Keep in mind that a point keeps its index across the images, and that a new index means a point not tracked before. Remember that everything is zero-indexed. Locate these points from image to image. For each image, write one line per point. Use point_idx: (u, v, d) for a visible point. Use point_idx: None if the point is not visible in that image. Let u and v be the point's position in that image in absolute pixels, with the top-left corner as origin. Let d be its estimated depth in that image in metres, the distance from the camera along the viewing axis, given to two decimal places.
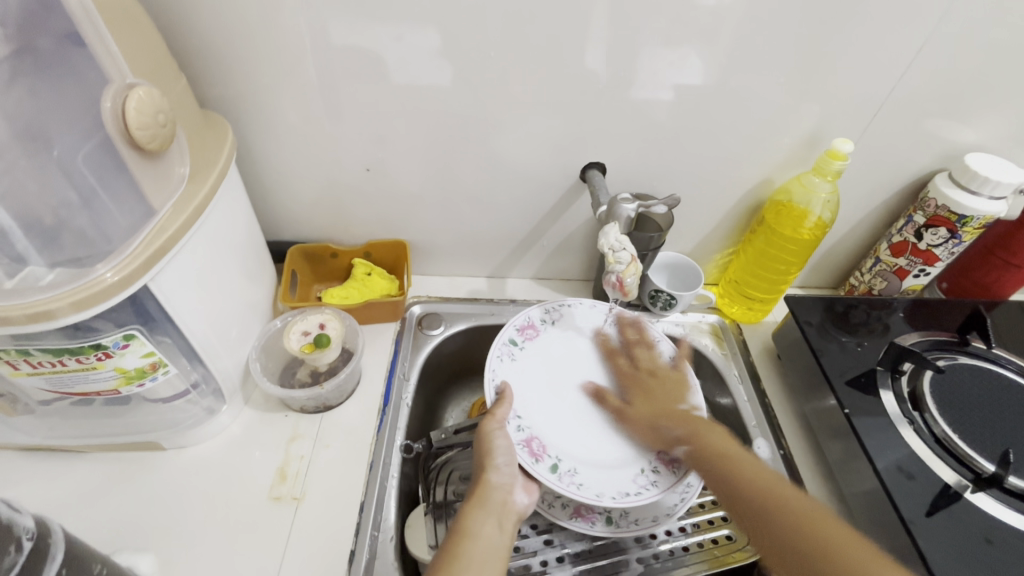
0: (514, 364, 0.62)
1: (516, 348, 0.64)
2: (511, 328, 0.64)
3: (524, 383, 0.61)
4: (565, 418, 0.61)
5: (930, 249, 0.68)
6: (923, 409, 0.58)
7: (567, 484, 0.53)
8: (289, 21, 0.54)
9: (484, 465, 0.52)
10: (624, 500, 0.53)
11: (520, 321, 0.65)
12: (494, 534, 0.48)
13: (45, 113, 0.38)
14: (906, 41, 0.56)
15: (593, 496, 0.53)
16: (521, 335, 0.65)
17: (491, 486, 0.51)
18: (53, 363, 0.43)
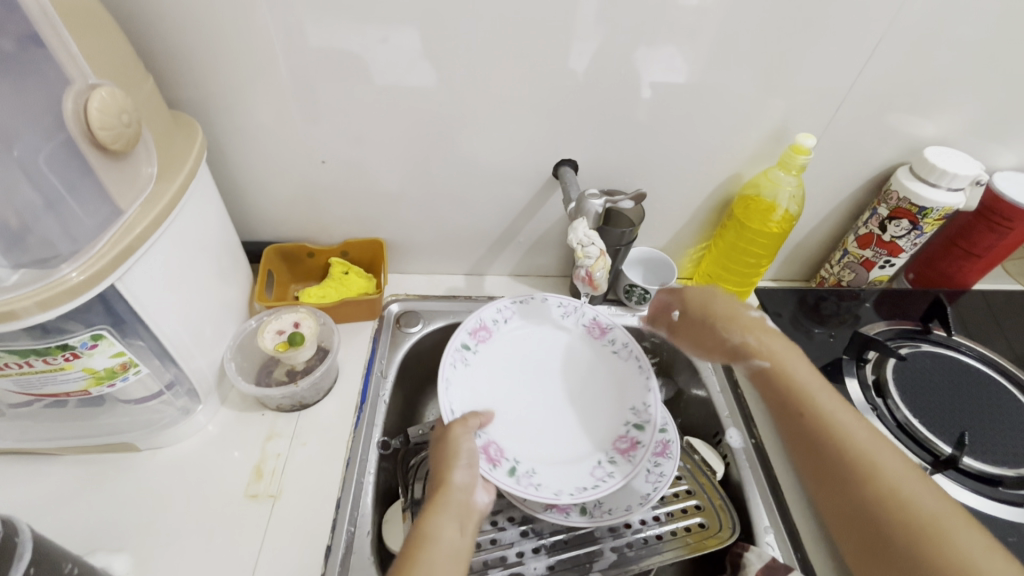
0: (466, 369, 0.63)
1: (469, 352, 0.64)
2: (463, 332, 0.65)
3: (478, 387, 0.63)
4: (525, 417, 0.64)
5: (894, 240, 0.70)
6: (886, 396, 0.59)
7: (526, 486, 0.56)
8: (260, 20, 0.54)
9: (445, 468, 0.53)
10: (582, 494, 0.57)
11: (471, 323, 0.66)
12: (454, 536, 0.47)
13: (9, 113, 0.37)
14: (867, 38, 0.58)
15: (551, 494, 0.56)
16: (473, 337, 0.65)
17: (452, 488, 0.51)
18: (20, 364, 0.43)
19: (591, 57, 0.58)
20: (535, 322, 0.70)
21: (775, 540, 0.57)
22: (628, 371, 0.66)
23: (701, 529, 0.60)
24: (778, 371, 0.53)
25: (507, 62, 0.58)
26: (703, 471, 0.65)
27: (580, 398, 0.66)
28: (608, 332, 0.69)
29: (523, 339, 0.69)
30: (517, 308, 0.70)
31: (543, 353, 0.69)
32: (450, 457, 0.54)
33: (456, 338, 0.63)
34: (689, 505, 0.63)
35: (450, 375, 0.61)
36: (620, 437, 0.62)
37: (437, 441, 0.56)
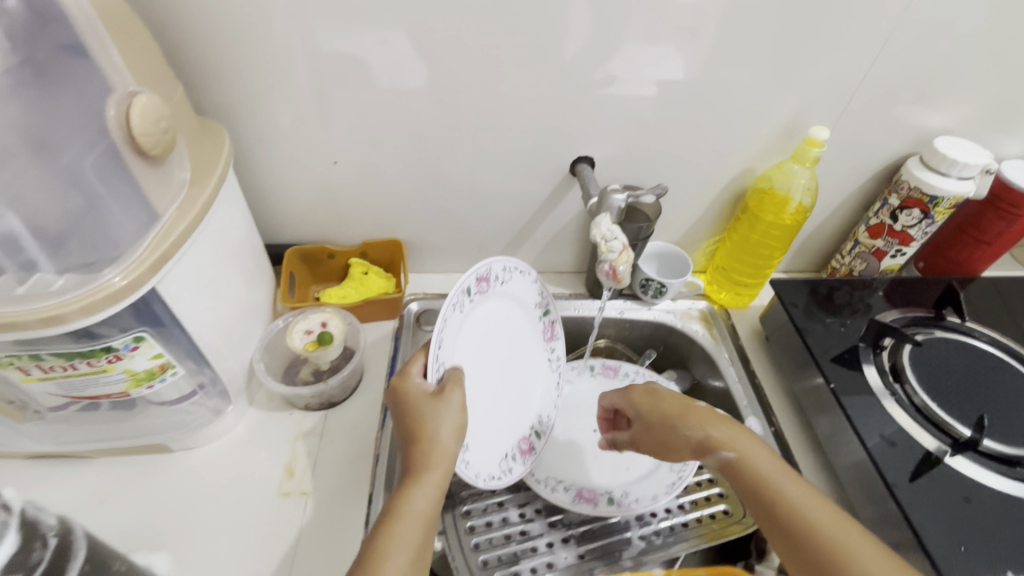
0: (457, 318, 0.55)
1: (466, 299, 0.56)
2: (473, 277, 0.56)
3: (459, 338, 0.55)
4: (477, 389, 0.58)
5: (905, 230, 0.71)
6: (904, 381, 0.61)
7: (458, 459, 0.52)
8: (284, 25, 0.55)
9: (423, 433, 0.48)
10: (491, 483, 0.56)
11: (482, 270, 0.57)
12: (435, 511, 0.47)
13: (53, 123, 0.38)
14: (876, 33, 0.59)
15: (473, 477, 0.54)
16: (477, 286, 0.57)
17: (433, 454, 0.48)
18: (64, 367, 0.44)
19: (607, 56, 0.59)
20: (517, 297, 0.64)
21: None
22: (547, 382, 0.69)
23: (726, 516, 0.61)
24: (744, 463, 0.49)
25: (524, 62, 0.59)
26: None
27: (511, 390, 0.64)
28: (554, 339, 0.70)
29: (503, 307, 0.62)
30: (515, 276, 0.63)
31: (507, 330, 0.63)
32: (442, 428, 0.48)
33: (467, 280, 0.54)
34: (712, 493, 0.63)
35: (447, 318, 0.52)
36: (524, 437, 0.64)
37: (428, 399, 0.50)
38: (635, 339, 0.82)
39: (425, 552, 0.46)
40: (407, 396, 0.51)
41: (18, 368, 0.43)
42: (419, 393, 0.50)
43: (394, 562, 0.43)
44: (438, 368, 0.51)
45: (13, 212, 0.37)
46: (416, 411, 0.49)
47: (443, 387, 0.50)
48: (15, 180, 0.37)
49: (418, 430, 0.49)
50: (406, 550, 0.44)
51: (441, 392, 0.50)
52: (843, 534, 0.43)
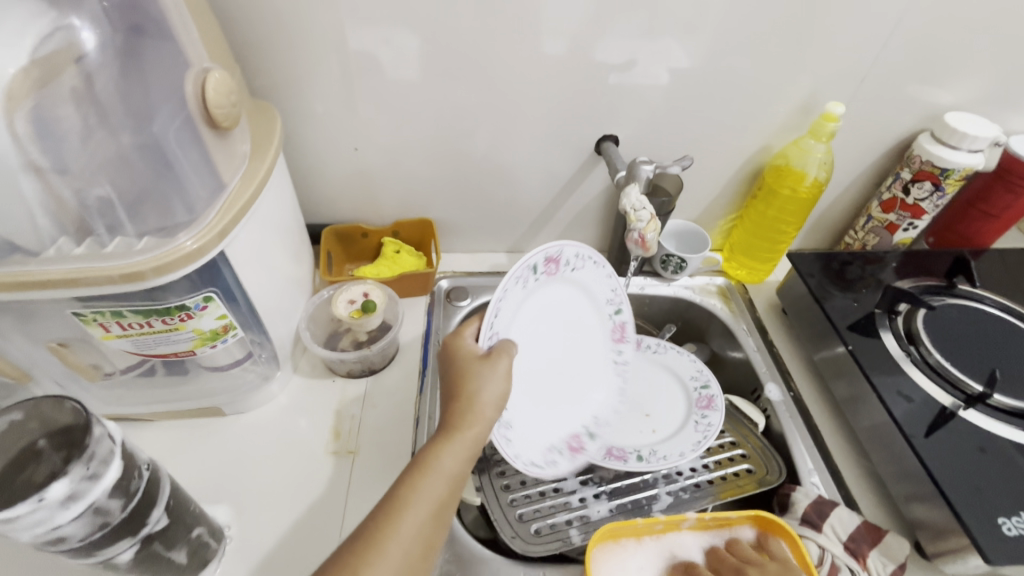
0: (519, 291, 0.58)
1: (532, 276, 0.58)
2: (542, 256, 0.58)
3: (517, 313, 0.58)
4: (529, 372, 0.61)
5: (917, 203, 0.74)
6: (918, 344, 0.64)
7: (500, 436, 0.55)
8: (329, 11, 0.58)
9: (465, 396, 0.50)
10: (531, 469, 0.58)
11: (552, 250, 0.59)
12: (461, 473, 0.49)
13: (143, 93, 0.42)
14: (887, 13, 0.62)
15: (512, 455, 0.56)
16: (545, 265, 0.59)
17: (470, 419, 0.50)
18: (141, 325, 0.47)
19: (633, 36, 0.62)
20: (587, 286, 0.66)
21: (820, 481, 0.61)
22: (608, 383, 0.70)
23: (749, 474, 0.64)
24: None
25: (554, 42, 0.62)
26: (747, 424, 0.70)
27: (566, 382, 0.66)
28: (625, 342, 0.70)
29: (567, 292, 0.64)
30: (588, 265, 0.64)
31: (572, 318, 0.65)
32: (483, 391, 0.51)
33: (534, 257, 0.56)
34: (735, 454, 0.67)
35: (509, 291, 0.55)
36: (575, 435, 0.65)
37: (476, 361, 0.52)
38: (655, 313, 0.85)
39: (444, 514, 0.47)
40: (456, 354, 0.53)
41: (99, 325, 0.47)
42: (468, 354, 0.53)
43: (414, 512, 0.45)
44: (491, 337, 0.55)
45: (107, 174, 0.41)
46: (461, 371, 0.52)
47: (492, 353, 0.53)
48: (109, 145, 0.41)
49: (461, 389, 0.51)
50: (426, 503, 0.46)
51: (490, 356, 0.53)
52: None
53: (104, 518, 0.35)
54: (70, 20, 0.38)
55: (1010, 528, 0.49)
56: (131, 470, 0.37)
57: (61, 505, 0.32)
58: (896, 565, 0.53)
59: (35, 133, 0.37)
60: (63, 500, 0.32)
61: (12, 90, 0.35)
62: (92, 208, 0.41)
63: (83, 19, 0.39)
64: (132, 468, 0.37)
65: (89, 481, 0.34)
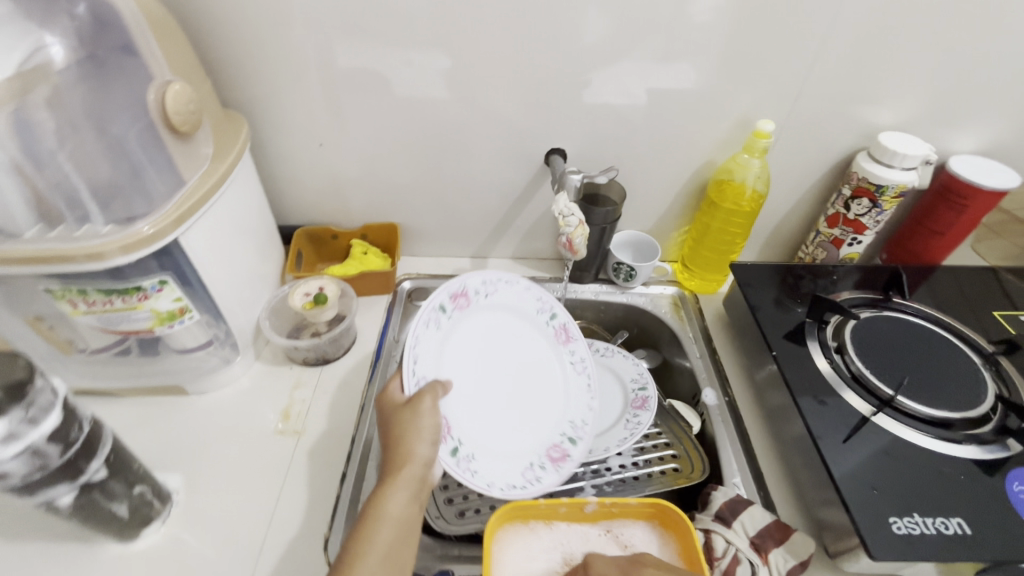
0: (434, 332, 0.62)
1: (442, 316, 0.63)
2: (446, 294, 0.63)
3: (442, 353, 0.62)
4: (476, 401, 0.64)
5: (858, 219, 0.76)
6: (843, 352, 0.66)
7: (462, 470, 0.57)
8: (293, 32, 0.65)
9: (405, 443, 0.52)
10: (509, 492, 0.59)
11: (455, 287, 0.64)
12: (409, 514, 0.50)
13: (109, 104, 0.50)
14: (812, 37, 0.66)
15: (484, 484, 0.57)
16: (452, 302, 0.64)
17: (410, 462, 0.51)
18: (104, 302, 0.54)
19: (572, 56, 0.67)
20: (511, 306, 0.71)
21: (741, 481, 0.63)
22: (571, 386, 0.71)
23: (676, 472, 0.67)
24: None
25: (499, 61, 0.68)
26: (682, 426, 0.72)
27: (529, 401, 0.68)
28: (571, 343, 0.73)
29: (490, 320, 0.69)
30: (500, 287, 0.70)
31: (506, 342, 0.70)
32: (412, 429, 0.52)
33: (438, 298, 0.62)
34: (666, 454, 0.70)
35: (420, 333, 0.59)
36: (555, 446, 0.65)
37: (401, 406, 0.54)
38: (610, 320, 0.89)
39: (402, 557, 0.48)
40: (387, 404, 0.56)
41: (68, 301, 0.53)
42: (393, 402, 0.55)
43: (369, 564, 0.46)
44: (416, 381, 0.57)
45: (77, 170, 0.48)
46: (389, 420, 0.54)
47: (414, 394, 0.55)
48: (79, 144, 0.48)
49: (392, 434, 0.53)
50: (379, 551, 0.47)
51: (413, 399, 0.54)
52: None
53: (43, 461, 0.41)
54: (44, 39, 0.46)
55: (900, 527, 0.52)
56: (72, 422, 0.43)
57: None
58: (798, 562, 0.55)
59: (13, 131, 0.44)
60: (2, 437, 0.38)
61: None
62: (61, 197, 0.49)
63: (54, 36, 0.47)
64: (73, 421, 0.43)
65: (27, 425, 0.39)
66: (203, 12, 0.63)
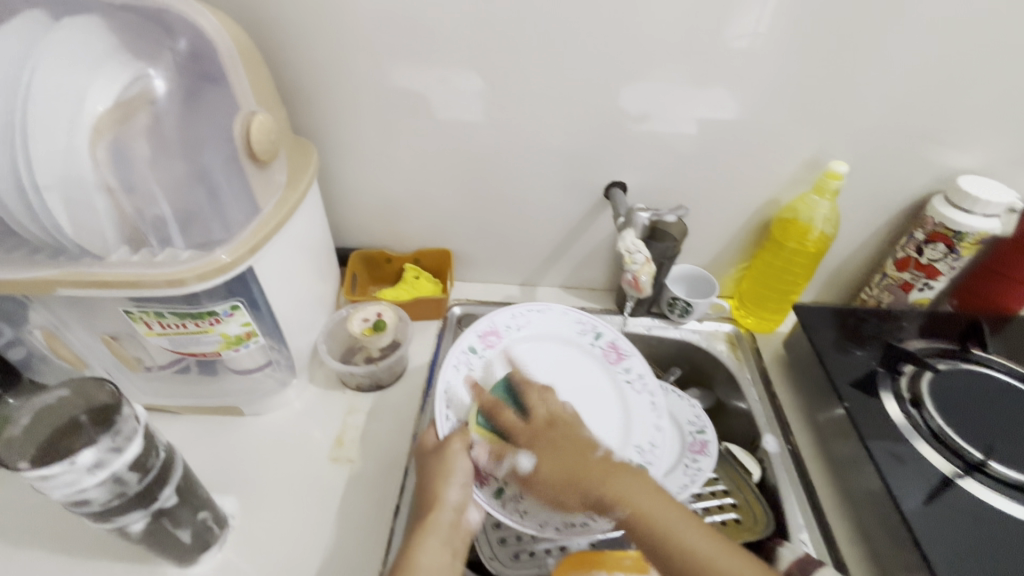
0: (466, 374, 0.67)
1: (474, 356, 0.68)
2: (473, 336, 0.69)
3: (478, 390, 0.66)
4: None
5: (932, 264, 0.73)
6: (921, 407, 0.63)
7: (511, 511, 0.57)
8: (364, 61, 0.66)
9: (435, 487, 0.54)
10: (568, 531, 0.56)
11: (482, 328, 0.70)
12: (440, 562, 0.51)
13: (201, 131, 0.51)
14: (891, 77, 0.64)
15: (535, 526, 0.56)
16: (482, 341, 0.69)
17: (440, 510, 0.53)
18: (177, 325, 0.54)
19: (640, 90, 0.67)
20: (549, 333, 0.73)
21: (809, 538, 0.61)
22: (629, 405, 0.68)
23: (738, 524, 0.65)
24: (642, 518, 0.51)
25: (566, 93, 0.68)
26: (742, 474, 0.70)
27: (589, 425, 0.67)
28: (624, 360, 0.72)
29: (532, 347, 0.72)
30: (532, 317, 0.74)
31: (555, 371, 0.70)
32: (446, 474, 0.55)
33: (465, 341, 0.68)
34: (727, 504, 0.68)
35: (450, 377, 0.65)
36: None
37: (432, 453, 0.58)
38: (661, 355, 0.87)
39: None
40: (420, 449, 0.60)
41: (143, 323, 0.54)
42: (427, 447, 0.59)
43: None
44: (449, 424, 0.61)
45: (165, 196, 0.50)
46: (423, 466, 0.57)
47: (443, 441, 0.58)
48: (167, 170, 0.50)
49: (425, 479, 0.56)
50: None
51: (443, 443, 0.58)
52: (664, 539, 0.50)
53: (122, 488, 0.41)
54: (146, 71, 0.49)
55: None
56: (151, 449, 0.43)
57: (88, 471, 0.38)
58: None
59: (110, 159, 0.47)
60: (91, 466, 0.38)
61: (96, 127, 0.46)
62: (148, 222, 0.50)
63: (157, 70, 0.49)
64: (151, 448, 0.43)
65: (113, 453, 0.40)
66: (280, 40, 0.64)
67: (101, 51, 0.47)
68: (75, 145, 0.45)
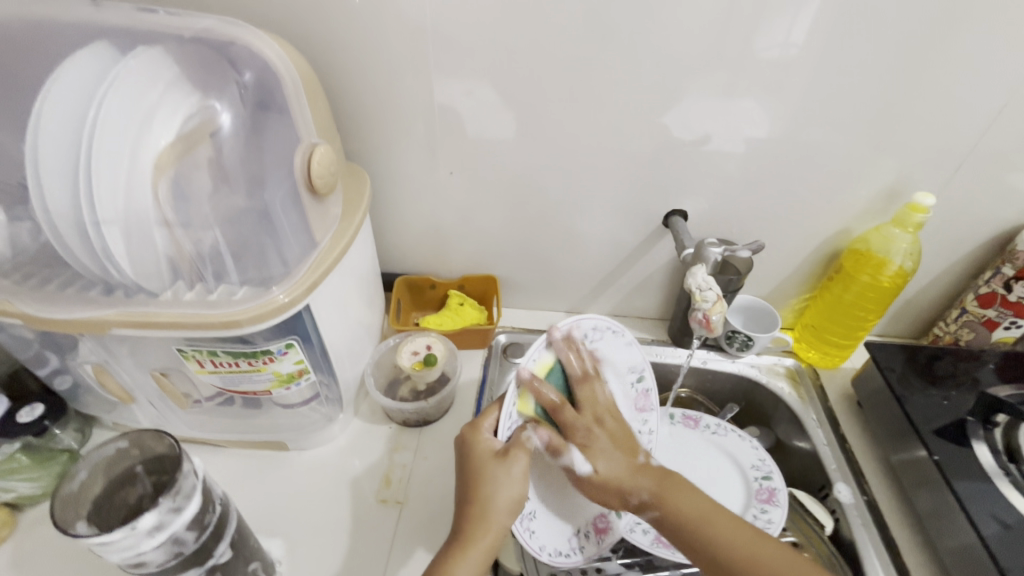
0: (544, 373, 0.56)
1: (546, 358, 0.56)
2: (559, 335, 0.55)
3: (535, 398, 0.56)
4: (546, 453, 0.58)
5: (1021, 301, 0.68)
6: (1020, 462, 0.59)
7: (523, 528, 0.54)
8: (420, 86, 0.64)
9: (486, 503, 0.49)
10: (554, 560, 0.56)
11: (569, 327, 0.56)
12: None
13: (263, 163, 0.50)
14: (982, 103, 0.60)
15: (537, 548, 0.55)
16: (564, 343, 0.56)
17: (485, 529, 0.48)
18: (230, 363, 0.53)
19: (707, 115, 0.64)
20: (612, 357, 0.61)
21: None
22: None
23: None
24: (670, 511, 0.52)
25: (630, 115, 0.64)
26: (812, 525, 0.65)
27: None
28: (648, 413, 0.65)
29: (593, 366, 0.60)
30: (608, 335, 0.60)
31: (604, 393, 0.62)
32: (499, 493, 0.49)
33: (548, 341, 0.54)
34: None
35: (523, 377, 0.53)
36: (603, 514, 0.61)
37: (493, 460, 0.50)
38: (716, 390, 0.82)
39: None
40: (473, 449, 0.51)
41: (196, 361, 0.53)
42: (484, 451, 0.51)
43: None
44: (509, 425, 0.53)
45: (224, 230, 0.48)
46: (474, 475, 0.50)
47: (509, 449, 0.51)
48: (225, 204, 0.48)
49: (477, 492, 0.49)
50: None
51: (506, 455, 0.50)
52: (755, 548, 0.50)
53: (179, 548, 0.39)
54: (212, 103, 0.48)
55: None
56: (208, 504, 0.41)
57: (147, 534, 0.37)
58: None
59: (170, 195, 0.46)
60: (151, 529, 0.37)
61: (158, 162, 0.45)
62: (204, 256, 0.48)
63: (222, 103, 0.48)
64: (208, 503, 0.42)
65: (173, 513, 0.38)
66: (338, 62, 0.62)
67: (168, 81, 0.46)
68: (136, 179, 0.44)
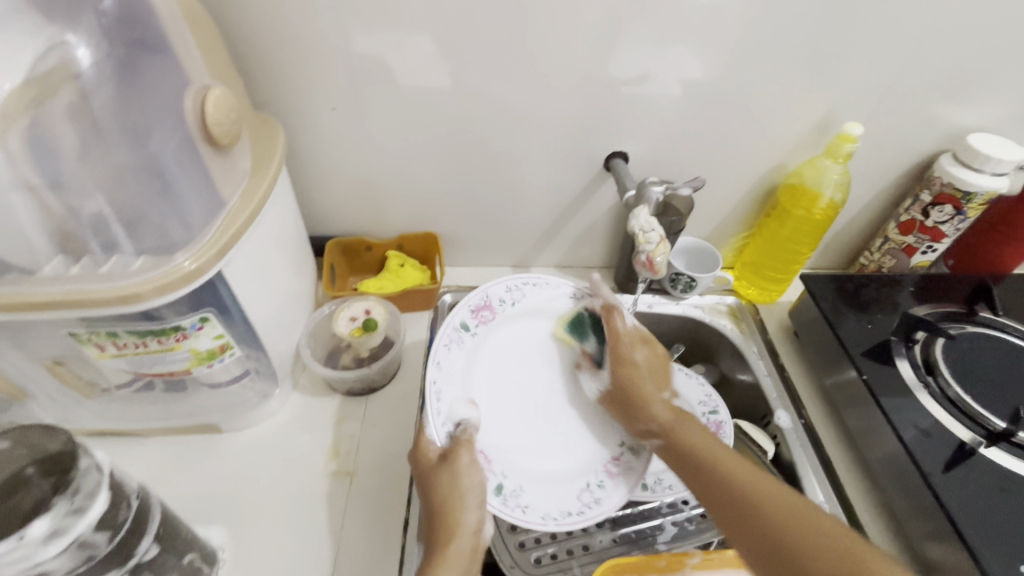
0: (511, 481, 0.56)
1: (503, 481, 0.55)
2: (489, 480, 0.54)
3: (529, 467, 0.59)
4: (565, 429, 0.63)
5: (937, 226, 0.72)
6: (937, 374, 0.63)
7: (512, 508, 0.53)
8: (328, 23, 0.57)
9: (451, 504, 0.49)
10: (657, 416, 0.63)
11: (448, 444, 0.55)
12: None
13: (148, 112, 0.43)
14: (907, 33, 0.60)
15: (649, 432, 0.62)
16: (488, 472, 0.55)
17: (461, 528, 0.48)
18: (136, 345, 0.47)
19: (642, 51, 0.60)
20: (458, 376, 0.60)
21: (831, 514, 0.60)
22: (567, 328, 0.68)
23: None
24: (676, 439, 0.56)
25: (564, 53, 0.60)
26: (756, 451, 0.68)
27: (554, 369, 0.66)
28: None
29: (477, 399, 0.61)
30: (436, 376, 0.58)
31: (523, 347, 0.66)
32: (462, 493, 0.50)
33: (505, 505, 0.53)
34: None
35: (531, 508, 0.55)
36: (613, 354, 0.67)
37: (440, 468, 0.51)
38: (665, 332, 0.83)
39: None
40: (420, 457, 0.52)
41: (95, 345, 0.47)
42: (427, 460, 0.52)
43: None
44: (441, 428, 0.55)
45: (104, 193, 0.41)
46: (424, 484, 0.50)
47: (448, 452, 0.52)
48: (104, 162, 0.41)
49: (435, 501, 0.49)
50: None
51: (447, 458, 0.52)
52: (770, 487, 0.48)
53: (90, 551, 0.36)
54: (65, 37, 0.39)
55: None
56: (118, 500, 0.38)
57: (43, 542, 0.33)
58: None
59: (27, 149, 0.38)
60: (46, 536, 0.33)
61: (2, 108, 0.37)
62: (86, 224, 0.41)
63: (77, 36, 0.40)
64: (120, 498, 0.38)
65: (73, 516, 0.34)
66: None
67: None
68: None
